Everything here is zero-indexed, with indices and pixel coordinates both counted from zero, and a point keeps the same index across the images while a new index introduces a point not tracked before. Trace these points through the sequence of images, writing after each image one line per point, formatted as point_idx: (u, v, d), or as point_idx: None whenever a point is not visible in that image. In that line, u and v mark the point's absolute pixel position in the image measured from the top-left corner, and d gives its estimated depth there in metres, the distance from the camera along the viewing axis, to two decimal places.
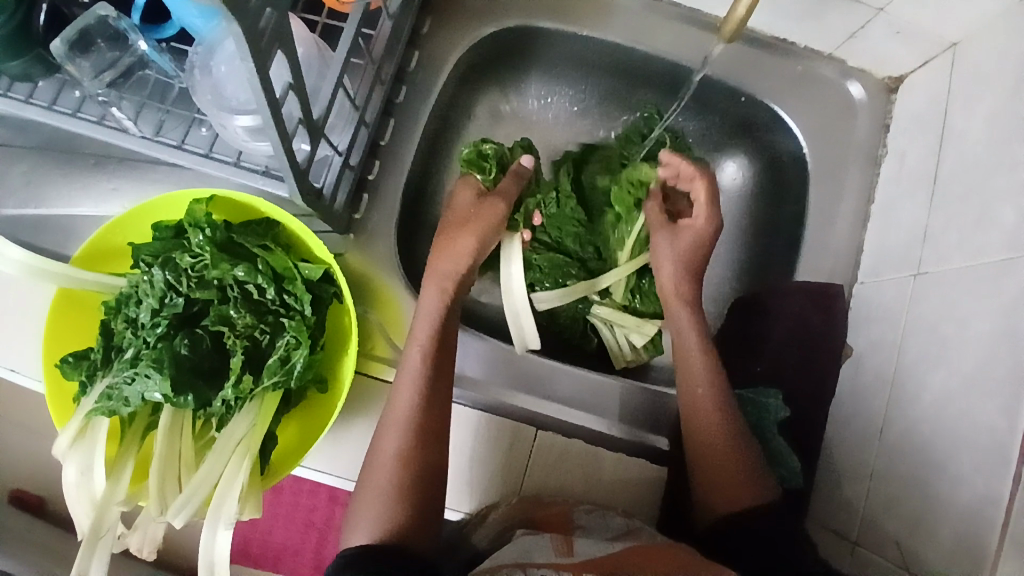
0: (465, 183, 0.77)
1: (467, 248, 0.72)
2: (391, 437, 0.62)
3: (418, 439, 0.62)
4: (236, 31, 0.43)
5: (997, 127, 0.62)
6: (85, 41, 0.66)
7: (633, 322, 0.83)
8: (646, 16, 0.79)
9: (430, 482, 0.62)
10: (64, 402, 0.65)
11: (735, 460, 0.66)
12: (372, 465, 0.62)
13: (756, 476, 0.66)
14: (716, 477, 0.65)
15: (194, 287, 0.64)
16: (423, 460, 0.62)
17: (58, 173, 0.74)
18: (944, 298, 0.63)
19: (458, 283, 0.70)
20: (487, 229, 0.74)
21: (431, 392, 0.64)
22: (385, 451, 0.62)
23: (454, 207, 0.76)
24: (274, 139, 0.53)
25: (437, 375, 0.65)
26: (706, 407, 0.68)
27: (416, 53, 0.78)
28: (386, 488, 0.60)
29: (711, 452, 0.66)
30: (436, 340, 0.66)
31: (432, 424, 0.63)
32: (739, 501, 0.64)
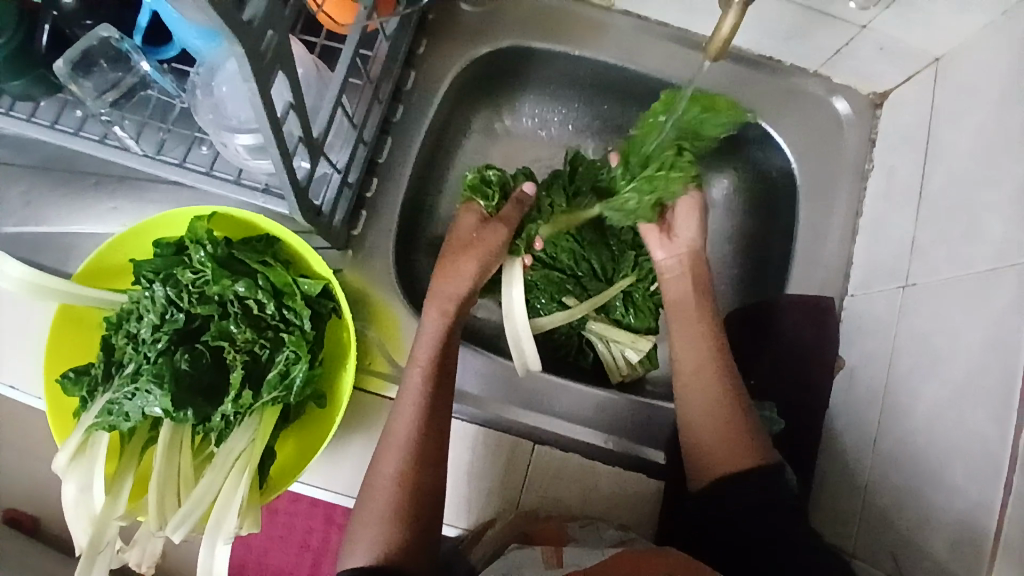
0: (469, 208, 0.77)
1: (471, 273, 0.72)
2: (391, 459, 0.63)
3: (416, 462, 0.63)
4: (241, 52, 0.44)
5: (979, 142, 0.64)
6: (87, 62, 0.67)
7: (628, 338, 0.83)
8: (637, 37, 0.81)
9: (427, 503, 0.63)
10: (65, 418, 0.66)
11: (735, 434, 0.68)
12: (371, 486, 0.63)
13: (752, 442, 0.67)
14: (716, 463, 0.66)
15: (195, 303, 0.64)
16: (421, 483, 0.62)
17: (58, 193, 0.75)
18: (932, 308, 0.65)
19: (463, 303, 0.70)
20: (489, 255, 0.73)
21: (431, 415, 0.64)
22: (383, 473, 0.62)
23: (457, 231, 0.76)
24: (275, 157, 0.54)
25: (437, 398, 0.65)
26: (710, 415, 0.68)
27: (412, 72, 0.79)
28: (383, 510, 0.61)
29: (710, 435, 0.67)
30: (439, 362, 0.66)
31: (431, 447, 0.64)
32: (735, 463, 0.66)
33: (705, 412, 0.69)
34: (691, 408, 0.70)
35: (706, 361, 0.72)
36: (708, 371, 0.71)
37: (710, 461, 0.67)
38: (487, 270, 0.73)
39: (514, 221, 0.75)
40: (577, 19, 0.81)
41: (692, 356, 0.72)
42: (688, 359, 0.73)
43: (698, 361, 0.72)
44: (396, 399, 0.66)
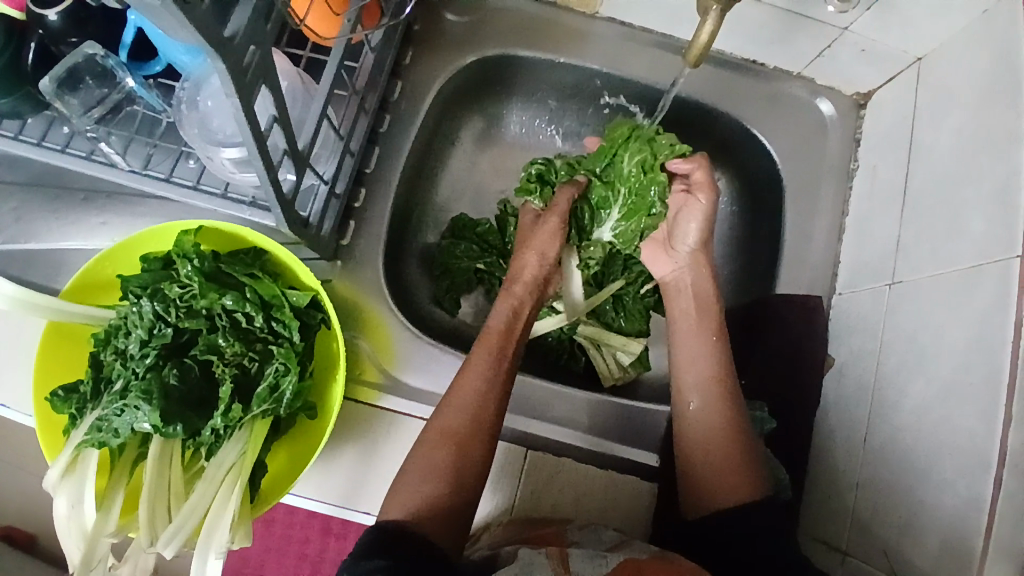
0: (527, 209, 0.80)
1: (530, 265, 0.73)
2: (454, 413, 0.62)
3: (472, 429, 0.62)
4: (222, 68, 0.44)
5: (963, 140, 0.64)
6: (73, 79, 0.67)
7: (620, 341, 0.83)
8: (622, 44, 0.82)
9: (476, 474, 0.61)
10: (55, 434, 0.66)
11: (729, 462, 0.66)
12: (424, 441, 0.62)
13: (748, 473, 0.65)
14: (709, 494, 0.65)
15: (182, 317, 0.64)
16: (473, 452, 0.61)
17: (46, 209, 0.75)
18: (919, 307, 0.65)
19: (526, 290, 0.72)
20: (549, 244, 0.73)
21: (494, 387, 0.64)
22: (437, 431, 0.62)
23: (520, 229, 0.79)
24: (259, 170, 0.54)
25: (501, 370, 0.65)
26: (711, 436, 0.67)
27: (398, 83, 0.80)
28: (434, 467, 0.60)
29: (708, 470, 0.66)
30: (505, 341, 0.67)
31: (492, 417, 0.63)
32: (727, 497, 0.65)
33: (705, 436, 0.67)
34: (694, 432, 0.68)
35: (708, 387, 0.70)
36: (713, 400, 0.69)
37: (700, 490, 0.66)
38: (549, 262, 0.74)
39: (564, 208, 0.74)
40: (561, 27, 0.82)
41: (694, 372, 0.71)
42: (691, 385, 0.71)
43: (696, 389, 0.70)
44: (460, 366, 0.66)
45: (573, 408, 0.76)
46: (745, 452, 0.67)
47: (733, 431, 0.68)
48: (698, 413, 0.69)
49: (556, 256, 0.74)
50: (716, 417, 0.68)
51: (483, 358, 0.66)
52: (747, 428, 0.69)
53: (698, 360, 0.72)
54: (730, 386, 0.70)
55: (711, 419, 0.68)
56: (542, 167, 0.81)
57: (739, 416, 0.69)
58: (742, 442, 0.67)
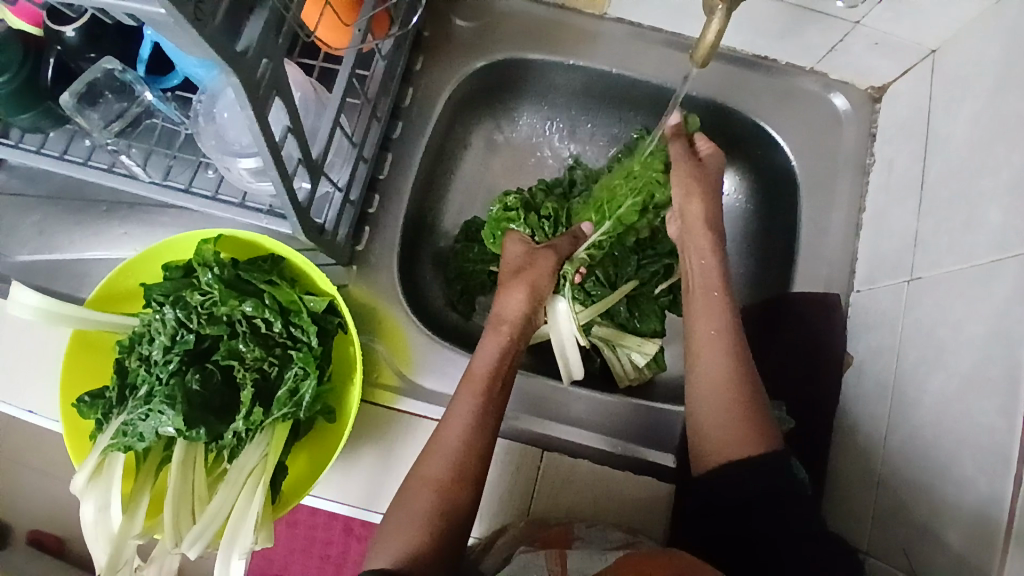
0: (512, 236, 0.78)
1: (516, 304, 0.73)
2: (436, 460, 0.63)
3: (456, 475, 0.63)
4: (237, 82, 0.45)
5: (979, 131, 0.63)
6: (93, 93, 0.70)
7: (633, 341, 0.83)
8: (630, 43, 0.82)
9: (461, 518, 0.62)
10: (81, 440, 0.68)
11: (735, 416, 0.66)
12: (409, 487, 0.63)
13: (755, 425, 0.66)
14: (714, 447, 0.65)
15: (204, 323, 0.66)
16: (457, 498, 0.62)
17: (71, 221, 0.77)
18: (938, 301, 0.64)
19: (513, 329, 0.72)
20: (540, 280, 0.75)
21: (479, 429, 0.64)
22: (422, 480, 0.63)
23: (506, 260, 0.77)
24: (275, 179, 0.56)
25: (485, 414, 0.65)
26: (713, 389, 0.68)
27: (410, 89, 0.81)
28: (417, 515, 0.61)
29: (712, 421, 0.66)
30: (491, 381, 0.67)
31: (475, 461, 0.64)
32: (728, 451, 0.65)
33: (705, 390, 0.68)
34: (697, 386, 0.69)
35: (718, 346, 0.69)
36: (714, 352, 0.69)
37: (704, 442, 0.66)
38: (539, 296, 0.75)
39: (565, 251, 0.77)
40: (569, 28, 0.82)
41: (702, 328, 0.71)
42: (701, 340, 0.70)
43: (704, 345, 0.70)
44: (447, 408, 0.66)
45: (589, 409, 0.77)
46: (753, 403, 0.67)
47: (741, 385, 0.68)
48: (705, 363, 0.69)
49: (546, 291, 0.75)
50: (722, 369, 0.68)
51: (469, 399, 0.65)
52: (755, 383, 0.69)
53: (711, 317, 0.71)
54: (742, 354, 0.70)
55: (717, 369, 0.68)
56: (521, 197, 0.82)
57: (760, 410, 0.67)
58: (748, 395, 0.67)
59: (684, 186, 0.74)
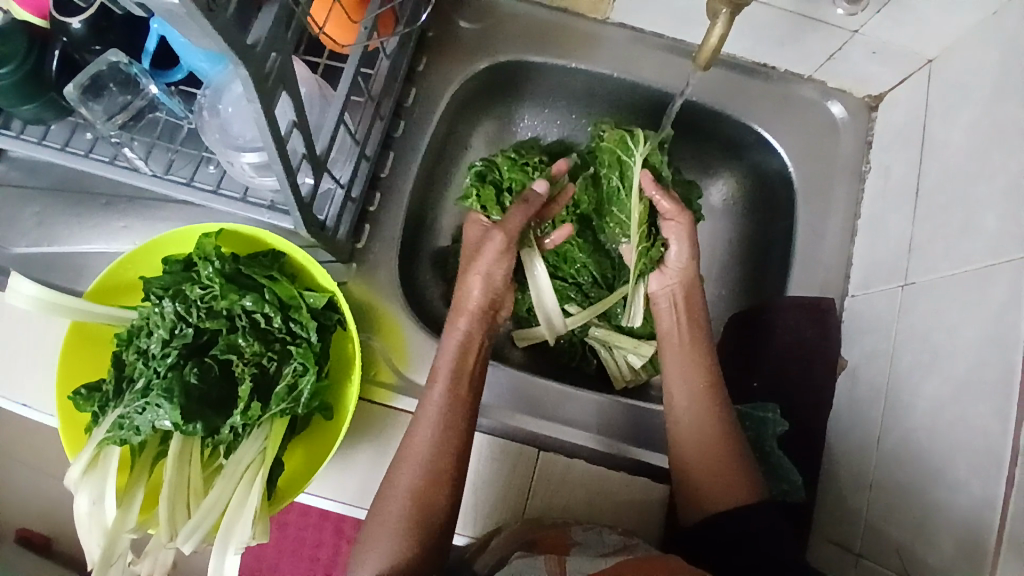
0: (473, 220, 0.76)
1: (473, 295, 0.70)
2: (407, 466, 0.63)
3: (428, 476, 0.62)
4: (244, 74, 0.46)
5: (975, 141, 0.64)
6: (97, 86, 0.69)
7: (634, 343, 0.83)
8: (632, 48, 0.83)
9: (440, 516, 0.62)
10: (77, 433, 0.67)
11: (717, 471, 0.66)
12: (383, 493, 0.63)
13: (739, 476, 0.66)
14: (711, 500, 0.65)
15: (203, 317, 0.66)
16: (434, 497, 0.62)
17: (70, 213, 0.77)
18: (932, 306, 0.65)
19: (473, 320, 0.69)
20: (498, 265, 0.70)
21: (449, 429, 0.64)
22: (397, 485, 0.62)
23: (466, 245, 0.75)
24: (279, 173, 0.56)
25: (455, 412, 0.65)
26: (704, 446, 0.67)
27: (412, 88, 0.81)
28: (392, 519, 0.61)
29: (706, 480, 0.66)
30: (455, 376, 0.66)
31: (448, 461, 0.63)
32: (705, 506, 0.65)
33: (695, 448, 0.67)
34: (686, 445, 0.68)
35: (698, 397, 0.69)
36: (702, 406, 0.69)
37: (690, 496, 0.66)
38: (498, 287, 0.71)
39: (515, 227, 0.71)
40: (571, 32, 0.83)
41: (683, 389, 0.70)
42: (682, 395, 0.70)
43: (691, 398, 0.69)
44: (421, 401, 0.66)
45: (584, 410, 0.77)
46: (734, 450, 0.67)
47: (725, 440, 0.67)
48: (684, 421, 0.69)
49: (504, 278, 0.71)
50: (709, 424, 0.68)
51: (437, 398, 0.65)
52: (733, 428, 0.69)
53: (692, 373, 0.71)
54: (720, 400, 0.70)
55: (702, 424, 0.68)
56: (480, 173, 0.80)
57: (739, 446, 0.68)
58: (729, 450, 0.67)
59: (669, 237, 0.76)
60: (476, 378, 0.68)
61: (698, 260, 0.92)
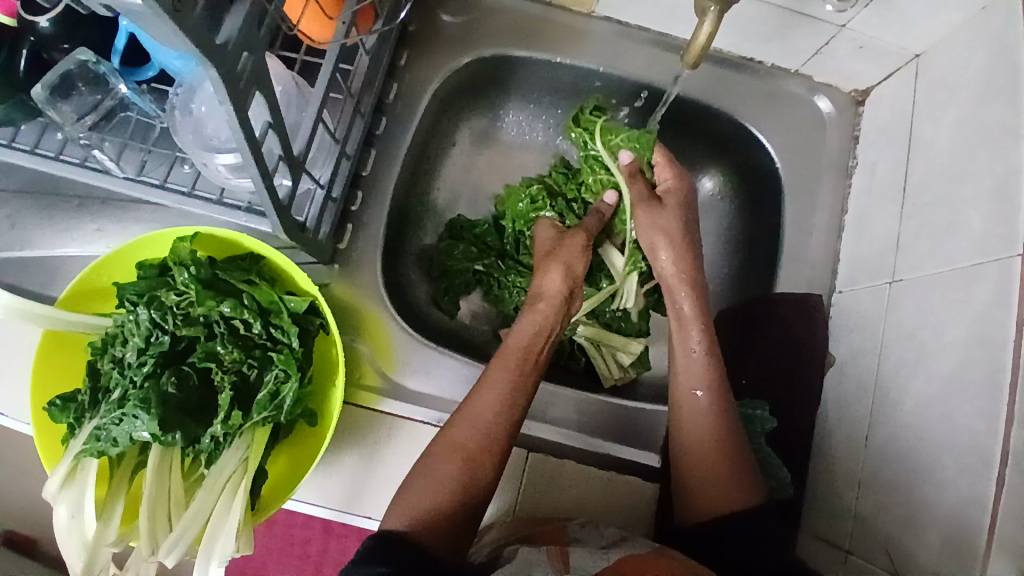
0: (544, 222, 0.78)
1: (551, 282, 0.72)
2: (465, 429, 0.62)
3: (485, 445, 0.62)
4: (215, 76, 0.44)
5: (963, 137, 0.64)
6: (66, 85, 0.67)
7: (621, 343, 0.83)
8: (616, 42, 0.81)
9: (483, 488, 0.62)
10: (53, 443, 0.66)
11: (707, 480, 0.65)
12: (433, 451, 0.62)
13: (732, 483, 0.64)
14: (712, 504, 0.64)
15: (180, 324, 0.64)
16: (483, 467, 0.62)
17: (41, 217, 0.75)
18: (919, 304, 0.64)
19: (550, 305, 0.71)
20: (575, 257, 0.73)
21: (511, 402, 0.64)
22: (451, 441, 0.62)
23: (537, 243, 0.77)
24: (254, 175, 0.54)
25: (518, 390, 0.65)
26: (702, 453, 0.66)
27: (394, 84, 0.79)
28: (442, 479, 0.61)
29: (701, 486, 0.65)
30: (526, 355, 0.67)
31: (504, 437, 0.63)
32: (699, 514, 0.64)
33: (693, 454, 0.66)
34: (684, 452, 0.66)
35: (700, 409, 0.67)
36: (702, 410, 0.67)
37: (684, 502, 0.65)
38: (575, 277, 0.73)
39: (592, 228, 0.77)
40: (555, 26, 0.81)
41: (680, 394, 0.68)
42: (681, 398, 0.68)
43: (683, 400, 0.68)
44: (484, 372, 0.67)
45: (573, 409, 0.76)
46: (733, 454, 0.66)
47: (722, 445, 0.66)
48: (681, 426, 0.68)
49: (582, 271, 0.73)
50: (703, 425, 0.66)
51: (502, 371, 0.65)
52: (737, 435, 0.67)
53: (689, 375, 0.69)
54: (723, 403, 0.67)
55: (700, 431, 0.66)
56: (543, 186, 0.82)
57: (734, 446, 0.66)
58: (727, 457, 0.65)
59: (650, 237, 0.75)
60: (542, 363, 0.68)
61: None
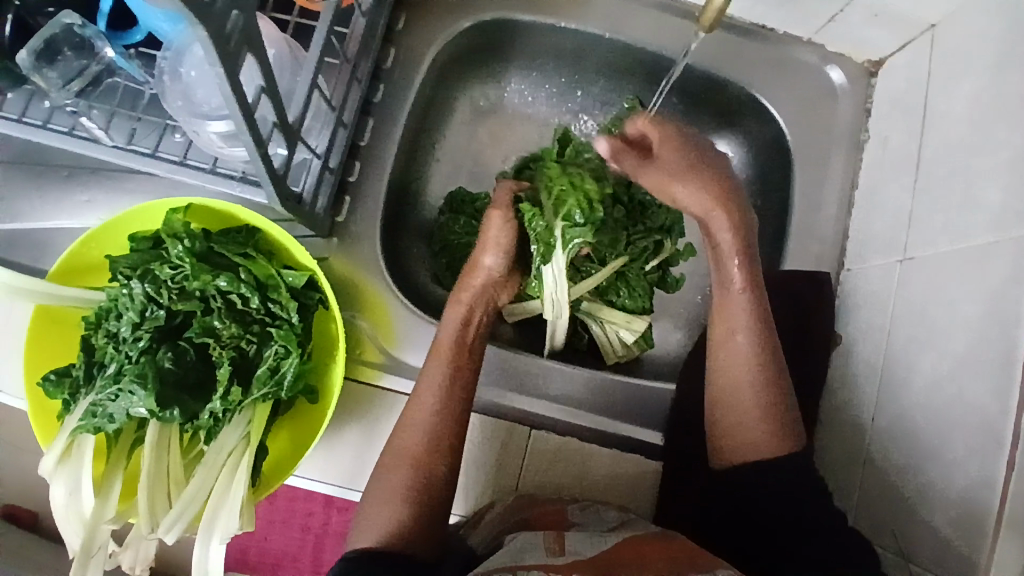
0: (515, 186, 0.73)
1: (485, 267, 0.71)
2: (409, 432, 0.62)
3: (432, 444, 0.62)
4: (204, 37, 0.41)
5: (980, 109, 0.62)
6: (51, 51, 0.64)
7: (550, 310, 0.74)
8: (624, 7, 0.78)
9: (441, 488, 0.61)
10: (49, 420, 0.65)
11: (763, 413, 0.63)
12: (383, 463, 0.62)
13: (775, 425, 0.63)
14: (742, 448, 0.63)
15: (175, 299, 0.62)
16: (434, 467, 0.61)
17: (29, 188, 0.72)
18: (930, 281, 0.63)
19: (476, 296, 0.70)
20: (510, 236, 0.71)
21: (452, 397, 0.64)
22: (400, 448, 0.62)
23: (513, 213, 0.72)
24: (248, 144, 0.51)
25: (455, 382, 0.64)
26: (739, 397, 0.64)
27: (392, 50, 0.76)
28: (395, 488, 0.60)
29: (739, 424, 0.63)
30: (459, 347, 0.66)
31: (449, 434, 0.63)
32: (763, 448, 0.62)
33: (727, 396, 0.65)
34: (717, 395, 0.65)
35: (739, 351, 0.65)
36: (746, 351, 0.64)
37: (723, 444, 0.64)
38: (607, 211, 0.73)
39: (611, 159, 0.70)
40: None
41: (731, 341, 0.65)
42: (721, 343, 0.66)
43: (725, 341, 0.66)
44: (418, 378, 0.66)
45: (574, 384, 0.75)
46: (781, 401, 0.64)
47: (759, 387, 0.64)
48: (725, 368, 0.65)
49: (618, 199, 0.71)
50: (748, 365, 0.64)
51: (437, 371, 0.65)
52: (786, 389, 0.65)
53: (732, 322, 0.66)
54: (769, 345, 0.65)
55: (733, 379, 0.65)
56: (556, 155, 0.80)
57: (771, 386, 0.64)
58: (774, 398, 0.64)
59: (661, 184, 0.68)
60: (477, 352, 0.68)
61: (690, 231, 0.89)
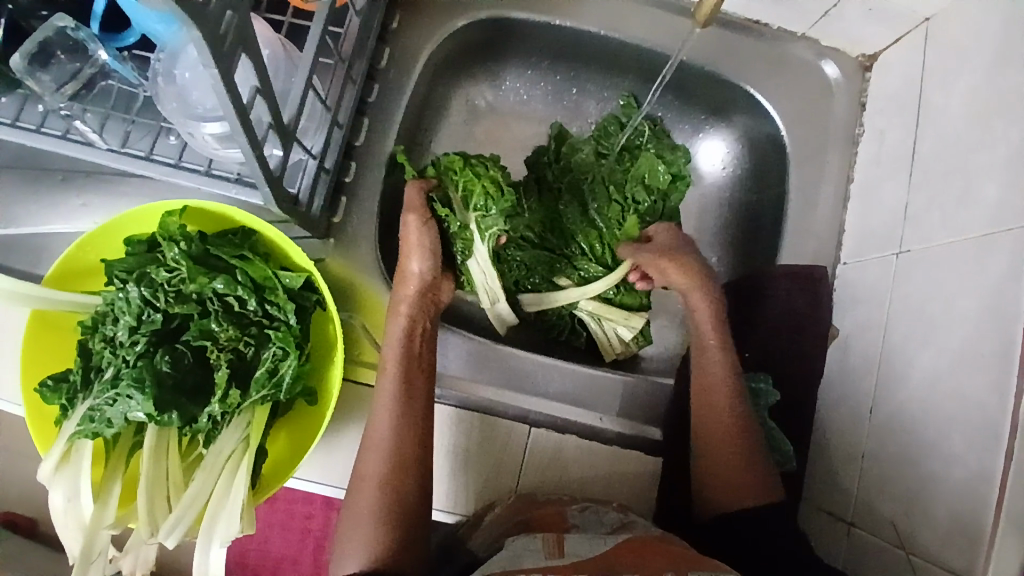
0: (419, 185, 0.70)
1: (414, 274, 0.68)
2: (371, 455, 0.63)
3: (395, 463, 0.62)
4: (197, 38, 0.41)
5: (975, 102, 0.62)
6: (44, 55, 0.64)
7: (485, 297, 0.76)
8: (619, 4, 0.78)
9: (412, 503, 0.62)
10: (46, 426, 0.64)
11: (743, 467, 0.67)
12: (352, 489, 0.63)
13: (757, 477, 0.66)
14: (726, 498, 0.66)
15: (172, 301, 0.62)
16: (402, 485, 0.62)
17: (23, 192, 0.72)
18: (928, 275, 0.63)
19: (412, 304, 0.67)
20: (432, 237, 0.69)
21: (407, 413, 0.64)
22: (365, 473, 0.62)
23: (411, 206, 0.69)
24: (243, 146, 0.51)
25: (409, 397, 0.64)
26: (718, 448, 0.67)
27: (386, 50, 0.76)
28: (366, 512, 0.61)
29: (721, 474, 0.67)
30: (406, 361, 0.65)
31: (411, 449, 0.63)
32: (744, 499, 0.66)
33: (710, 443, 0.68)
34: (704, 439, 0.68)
35: (718, 399, 0.69)
36: (720, 399, 0.69)
37: (709, 486, 0.67)
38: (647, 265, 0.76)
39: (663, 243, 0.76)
40: None
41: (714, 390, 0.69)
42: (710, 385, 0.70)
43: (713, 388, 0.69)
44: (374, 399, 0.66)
45: (573, 382, 0.75)
46: (756, 447, 0.68)
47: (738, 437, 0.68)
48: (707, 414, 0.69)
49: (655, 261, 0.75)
50: (725, 417, 0.68)
51: (389, 389, 0.64)
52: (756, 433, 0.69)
53: (711, 370, 0.70)
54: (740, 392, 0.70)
55: (712, 429, 0.68)
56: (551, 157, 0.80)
57: (748, 436, 0.68)
58: (750, 445, 0.68)
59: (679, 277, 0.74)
60: (428, 359, 0.67)
61: (687, 228, 0.89)
